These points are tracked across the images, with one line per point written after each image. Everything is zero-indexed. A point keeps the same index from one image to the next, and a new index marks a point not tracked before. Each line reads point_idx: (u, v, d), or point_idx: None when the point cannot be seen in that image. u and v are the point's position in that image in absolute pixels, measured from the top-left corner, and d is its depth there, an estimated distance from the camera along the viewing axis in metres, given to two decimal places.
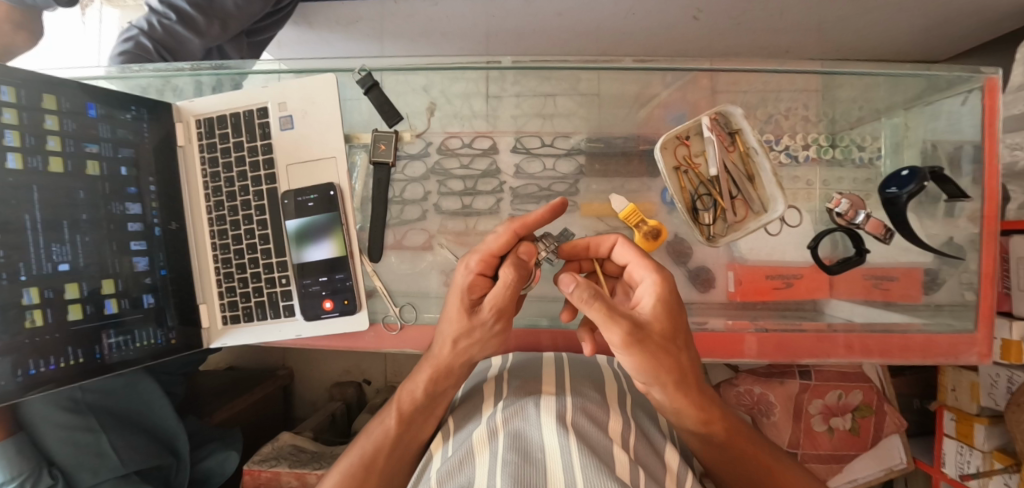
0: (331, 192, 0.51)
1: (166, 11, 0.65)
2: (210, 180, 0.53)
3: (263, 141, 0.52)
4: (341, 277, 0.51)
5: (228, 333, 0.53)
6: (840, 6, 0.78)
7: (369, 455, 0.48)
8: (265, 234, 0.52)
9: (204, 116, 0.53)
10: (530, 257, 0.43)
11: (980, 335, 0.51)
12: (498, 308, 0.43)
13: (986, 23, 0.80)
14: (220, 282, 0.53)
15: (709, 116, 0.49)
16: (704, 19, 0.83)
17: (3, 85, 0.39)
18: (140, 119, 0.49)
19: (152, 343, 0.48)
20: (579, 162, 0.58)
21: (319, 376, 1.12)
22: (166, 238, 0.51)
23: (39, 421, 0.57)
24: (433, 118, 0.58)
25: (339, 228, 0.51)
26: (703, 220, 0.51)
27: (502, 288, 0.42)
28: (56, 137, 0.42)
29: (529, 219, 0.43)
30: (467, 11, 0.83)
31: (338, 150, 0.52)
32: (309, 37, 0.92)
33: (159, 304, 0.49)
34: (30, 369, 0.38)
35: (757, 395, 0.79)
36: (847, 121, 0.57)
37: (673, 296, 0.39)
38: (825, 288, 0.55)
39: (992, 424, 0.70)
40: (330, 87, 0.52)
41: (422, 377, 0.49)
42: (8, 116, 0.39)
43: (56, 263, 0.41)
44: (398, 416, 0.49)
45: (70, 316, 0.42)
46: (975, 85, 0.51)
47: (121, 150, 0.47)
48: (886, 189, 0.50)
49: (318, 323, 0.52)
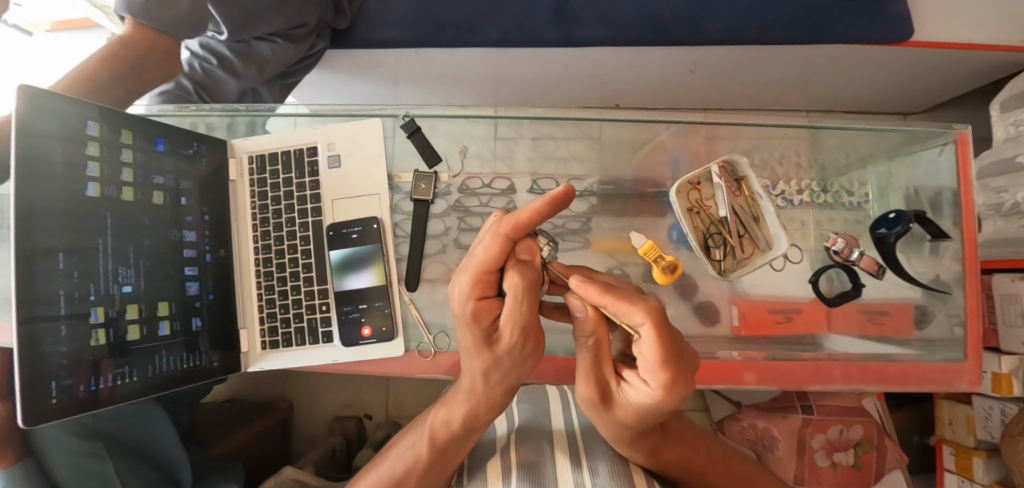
0: (375, 225, 0.54)
1: (208, 55, 0.71)
2: (258, 212, 0.56)
3: (311, 178, 0.56)
4: (380, 305, 0.54)
5: (266, 358, 0.54)
6: (824, 68, 0.87)
7: (399, 477, 0.49)
8: (309, 263, 0.55)
9: (256, 154, 0.57)
10: (533, 254, 0.34)
11: (969, 364, 0.54)
12: (521, 326, 0.35)
13: (958, 79, 0.89)
14: (262, 307, 0.55)
15: (719, 164, 0.55)
16: (699, 72, 0.91)
17: (91, 121, 0.42)
18: (199, 154, 0.53)
19: (197, 365, 0.49)
20: (591, 203, 0.63)
21: (320, 408, 1.10)
22: (215, 265, 0.53)
23: (48, 444, 0.56)
24: (466, 159, 0.62)
25: (381, 259, 0.54)
26: (714, 256, 0.56)
27: (518, 306, 0.32)
28: (129, 169, 0.45)
29: (520, 219, 0.30)
30: (483, 65, 0.90)
31: (381, 188, 0.56)
32: (330, 80, 0.99)
33: (204, 328, 0.50)
34: (92, 386, 0.38)
35: (760, 429, 0.82)
36: (836, 168, 0.62)
37: (668, 405, 0.32)
38: (823, 322, 0.58)
39: (990, 458, 0.71)
40: (376, 131, 0.57)
41: (458, 410, 0.47)
42: (93, 148, 0.41)
43: (121, 285, 0.42)
44: (431, 443, 0.49)
45: (129, 336, 0.42)
46: (949, 139, 0.57)
47: (182, 182, 0.50)
48: (875, 229, 0.55)
49: (356, 349, 0.53)
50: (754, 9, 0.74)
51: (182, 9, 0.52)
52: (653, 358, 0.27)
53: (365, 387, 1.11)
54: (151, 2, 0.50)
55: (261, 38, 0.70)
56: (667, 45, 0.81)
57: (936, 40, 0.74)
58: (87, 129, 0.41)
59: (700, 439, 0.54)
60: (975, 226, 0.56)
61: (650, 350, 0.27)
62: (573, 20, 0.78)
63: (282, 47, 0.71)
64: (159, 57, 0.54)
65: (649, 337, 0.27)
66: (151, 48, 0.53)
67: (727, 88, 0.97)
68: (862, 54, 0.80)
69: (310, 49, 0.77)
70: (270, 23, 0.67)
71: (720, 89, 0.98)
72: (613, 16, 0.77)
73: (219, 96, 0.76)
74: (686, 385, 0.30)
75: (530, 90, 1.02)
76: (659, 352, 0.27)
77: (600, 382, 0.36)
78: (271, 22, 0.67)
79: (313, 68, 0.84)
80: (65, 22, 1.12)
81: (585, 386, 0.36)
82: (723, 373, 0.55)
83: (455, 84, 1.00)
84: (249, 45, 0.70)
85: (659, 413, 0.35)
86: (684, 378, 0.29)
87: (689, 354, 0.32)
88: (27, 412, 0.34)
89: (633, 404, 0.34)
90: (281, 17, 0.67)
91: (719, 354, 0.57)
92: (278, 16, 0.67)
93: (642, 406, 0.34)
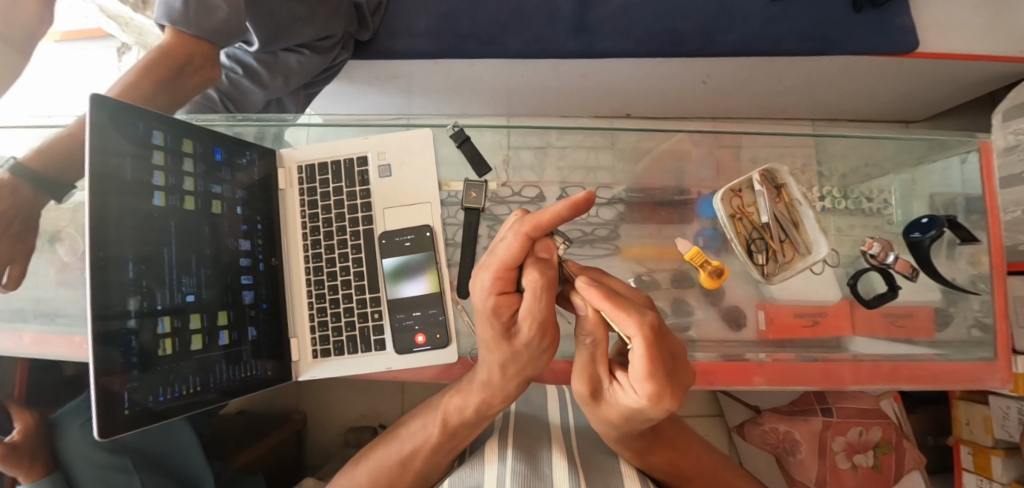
0: (428, 233, 0.55)
1: (233, 65, 0.70)
2: (308, 221, 0.57)
3: (362, 187, 0.57)
4: (434, 312, 0.53)
5: (317, 366, 0.54)
6: (831, 80, 0.90)
7: (407, 453, 0.51)
8: (360, 271, 0.55)
9: (306, 163, 0.57)
10: (552, 254, 0.34)
11: (1000, 363, 0.56)
12: (540, 323, 0.34)
13: (961, 89, 0.92)
14: (312, 315, 0.55)
15: (760, 172, 0.56)
16: (711, 83, 0.93)
17: (157, 131, 0.42)
18: (252, 162, 0.53)
19: (253, 374, 0.49)
20: (619, 210, 0.65)
21: (335, 419, 1.08)
22: (268, 272, 0.53)
23: (77, 458, 0.60)
24: (510, 169, 0.63)
25: (434, 266, 0.54)
26: (758, 260, 0.56)
27: (536, 302, 0.32)
28: (191, 178, 0.45)
29: (542, 219, 0.30)
30: (501, 76, 0.92)
31: (432, 196, 0.57)
32: (347, 91, 0.99)
33: (259, 337, 0.50)
34: (160, 395, 0.39)
35: (782, 432, 0.83)
36: (857, 177, 0.64)
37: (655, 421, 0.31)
38: (847, 327, 0.59)
39: (1009, 456, 0.73)
40: (426, 141, 0.58)
41: (474, 399, 0.46)
42: (158, 157, 0.42)
43: (185, 293, 0.43)
44: (443, 426, 0.49)
45: (192, 345, 0.43)
46: (972, 147, 0.59)
47: (237, 191, 0.51)
48: (909, 233, 0.57)
49: (409, 356, 0.53)
50: (766, 24, 0.77)
51: (220, 15, 0.52)
52: (641, 374, 0.26)
53: (380, 397, 1.09)
54: (190, 10, 0.50)
55: (287, 49, 0.70)
56: (683, 57, 0.83)
57: (940, 51, 0.78)
58: (152, 138, 0.42)
59: (695, 443, 0.52)
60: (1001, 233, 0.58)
61: (638, 365, 0.25)
62: (593, 33, 0.80)
63: (309, 57, 0.72)
64: (200, 63, 0.55)
65: (640, 352, 0.25)
66: (190, 55, 0.54)
67: (737, 98, 1.00)
68: (870, 65, 0.83)
69: (333, 60, 0.78)
70: (299, 36, 0.67)
71: (729, 98, 1.01)
72: (632, 30, 0.79)
73: (244, 106, 0.76)
74: (674, 404, 0.27)
75: (545, 101, 1.04)
76: (647, 369, 0.25)
77: (592, 384, 0.33)
78: (300, 34, 0.67)
79: (334, 78, 0.85)
80: (79, 32, 1.12)
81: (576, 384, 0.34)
82: (731, 375, 0.56)
83: (471, 95, 1.02)
84: (276, 56, 0.70)
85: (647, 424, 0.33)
86: (671, 395, 0.27)
87: (685, 369, 0.30)
88: (103, 423, 0.35)
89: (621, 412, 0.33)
90: (309, 30, 0.67)
91: (748, 356, 0.57)
92: (307, 28, 0.67)
93: (629, 416, 0.32)
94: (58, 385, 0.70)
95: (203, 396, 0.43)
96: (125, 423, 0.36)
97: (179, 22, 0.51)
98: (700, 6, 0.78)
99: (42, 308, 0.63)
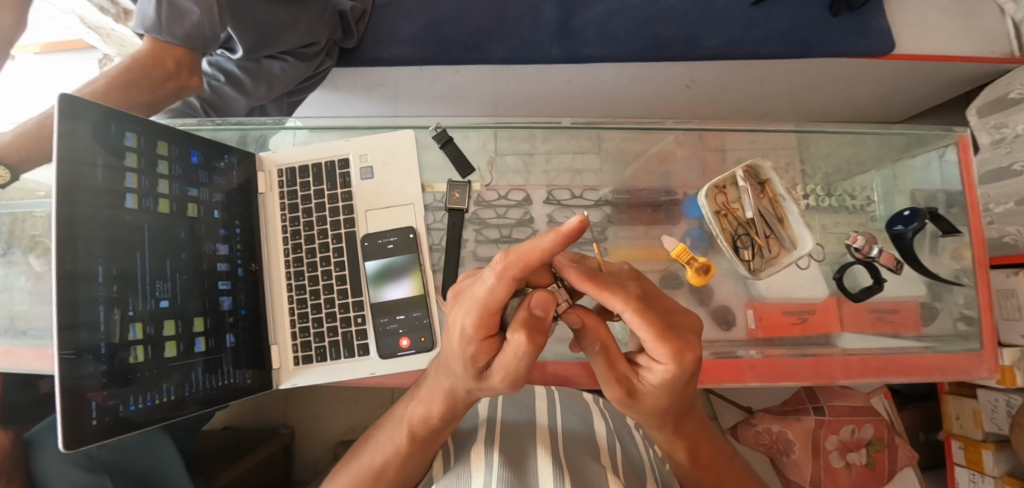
0: (411, 235, 0.54)
1: (216, 73, 0.70)
2: (289, 224, 0.56)
3: (343, 189, 0.56)
4: (418, 314, 0.52)
5: (300, 373, 0.53)
6: (811, 82, 0.92)
7: (378, 465, 0.47)
8: (343, 275, 0.54)
9: (286, 167, 0.57)
10: (549, 309, 0.26)
11: (987, 353, 0.56)
12: (515, 376, 0.28)
13: (937, 89, 0.94)
14: (294, 322, 0.54)
15: (743, 168, 0.57)
16: (694, 87, 0.94)
17: (129, 132, 0.42)
18: (231, 166, 0.52)
19: (232, 382, 0.47)
20: (606, 212, 0.64)
21: (321, 434, 1.05)
22: (246, 278, 0.52)
23: (55, 478, 0.57)
24: (495, 171, 0.63)
25: (418, 268, 0.54)
26: (744, 256, 0.56)
27: (517, 362, 0.26)
28: (165, 181, 0.44)
29: (529, 258, 0.22)
30: (485, 82, 0.92)
31: (416, 198, 0.57)
32: (331, 98, 0.98)
33: (237, 344, 0.49)
34: (131, 405, 0.38)
35: (775, 433, 0.83)
36: (838, 175, 0.65)
37: (684, 381, 0.29)
38: (836, 322, 0.59)
39: (999, 449, 0.74)
40: (408, 142, 0.58)
41: (438, 407, 0.41)
42: (131, 159, 0.42)
43: (158, 298, 0.42)
44: (410, 434, 0.45)
45: (166, 352, 0.42)
46: (950, 141, 0.61)
47: (214, 195, 0.50)
48: (892, 226, 0.57)
49: (393, 360, 0.52)
50: (747, 27, 0.79)
51: (192, 19, 0.51)
52: (647, 335, 0.25)
53: (368, 411, 1.06)
54: (163, 16, 0.50)
55: (270, 56, 0.69)
56: (667, 61, 0.84)
57: (916, 53, 0.80)
58: (125, 139, 0.41)
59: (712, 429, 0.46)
60: (982, 227, 0.59)
61: (641, 329, 0.25)
62: (577, 38, 0.81)
63: (293, 65, 0.71)
64: (170, 69, 0.53)
65: (635, 317, 0.25)
66: (160, 59, 0.52)
67: (723, 103, 1.01)
68: (850, 68, 0.84)
69: (317, 67, 0.78)
70: (282, 44, 0.66)
71: (713, 103, 1.02)
72: (615, 35, 0.80)
73: (225, 113, 0.75)
74: (692, 351, 0.27)
75: (532, 108, 1.04)
76: (650, 326, 0.25)
77: (622, 386, 0.30)
78: (284, 42, 0.66)
79: (318, 86, 0.84)
80: (57, 44, 1.12)
81: (609, 395, 0.30)
82: (723, 372, 0.56)
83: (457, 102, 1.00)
84: (259, 63, 0.69)
85: (681, 390, 0.31)
86: (686, 344, 0.27)
87: (689, 319, 0.29)
88: (69, 433, 0.33)
89: (656, 392, 0.30)
90: (293, 37, 0.67)
91: (738, 353, 0.57)
92: (290, 35, 0.66)
93: (663, 391, 0.30)
94: (34, 405, 0.67)
95: (177, 405, 0.42)
96: (92, 436, 0.35)
97: (159, 29, 0.50)
98: (682, 12, 0.79)
99: (15, 324, 0.60)
